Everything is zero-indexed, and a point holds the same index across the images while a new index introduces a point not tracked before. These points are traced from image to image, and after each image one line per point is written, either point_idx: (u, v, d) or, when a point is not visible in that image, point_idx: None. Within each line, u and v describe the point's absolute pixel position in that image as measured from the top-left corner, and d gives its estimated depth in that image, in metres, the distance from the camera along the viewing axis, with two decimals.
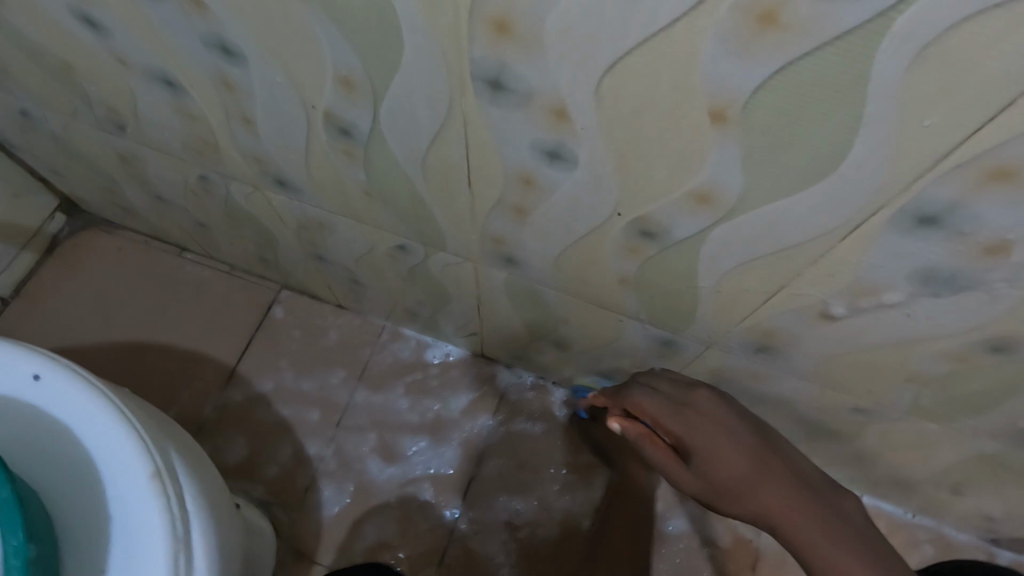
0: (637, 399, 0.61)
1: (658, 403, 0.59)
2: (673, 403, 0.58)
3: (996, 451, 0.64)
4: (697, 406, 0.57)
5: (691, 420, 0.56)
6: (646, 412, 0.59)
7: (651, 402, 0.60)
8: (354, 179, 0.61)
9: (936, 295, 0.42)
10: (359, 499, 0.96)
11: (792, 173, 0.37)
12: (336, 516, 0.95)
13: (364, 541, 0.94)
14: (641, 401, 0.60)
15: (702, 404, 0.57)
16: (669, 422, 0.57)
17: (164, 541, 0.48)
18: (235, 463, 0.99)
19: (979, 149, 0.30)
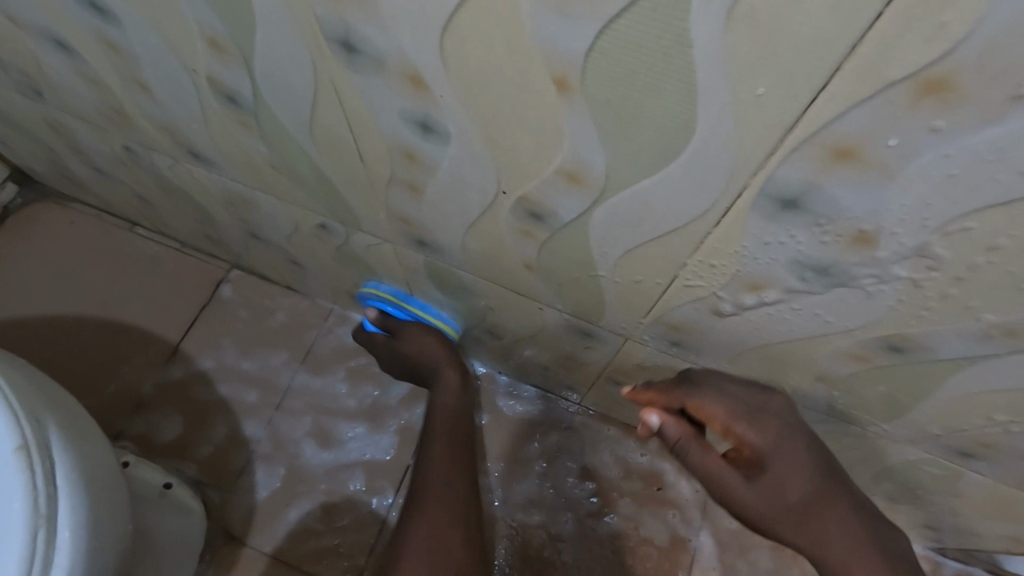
0: (709, 404, 0.55)
1: (731, 408, 0.54)
2: (748, 409, 0.55)
3: (918, 457, 0.61)
4: (766, 422, 0.54)
5: (763, 431, 0.54)
6: (714, 418, 0.55)
7: (727, 408, 0.55)
8: (257, 152, 0.59)
9: (814, 286, 0.40)
10: (293, 482, 0.97)
11: (648, 150, 0.34)
12: (269, 497, 0.95)
13: (296, 524, 0.94)
14: (714, 406, 0.55)
15: (775, 423, 0.54)
16: (744, 431, 0.54)
17: (24, 515, 0.47)
18: (171, 441, 0.99)
19: (816, 124, 0.28)
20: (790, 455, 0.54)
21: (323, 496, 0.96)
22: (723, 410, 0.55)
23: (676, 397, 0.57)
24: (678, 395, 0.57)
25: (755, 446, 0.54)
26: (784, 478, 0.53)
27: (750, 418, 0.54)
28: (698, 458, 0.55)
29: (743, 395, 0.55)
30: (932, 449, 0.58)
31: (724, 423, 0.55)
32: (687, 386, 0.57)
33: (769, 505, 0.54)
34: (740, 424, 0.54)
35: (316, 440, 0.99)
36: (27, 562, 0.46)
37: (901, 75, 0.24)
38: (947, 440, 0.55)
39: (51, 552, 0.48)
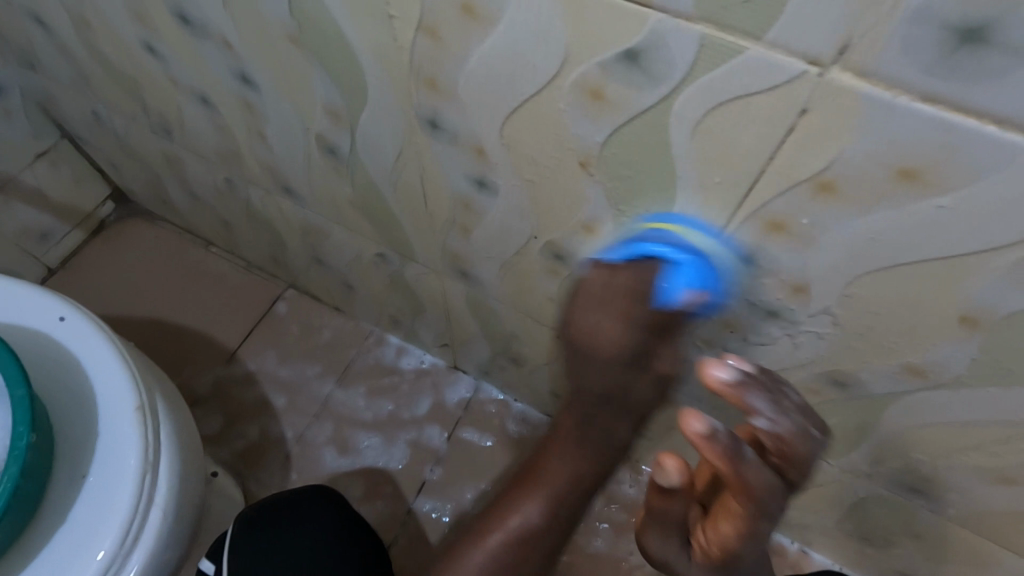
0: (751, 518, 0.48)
1: (755, 519, 0.48)
2: (756, 539, 0.50)
3: (880, 494, 0.69)
4: (756, 544, 0.51)
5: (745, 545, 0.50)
6: (727, 533, 0.50)
7: (747, 532, 0.49)
8: (341, 192, 0.74)
9: (771, 326, 0.51)
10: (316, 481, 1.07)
11: (645, 216, 0.47)
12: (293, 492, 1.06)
13: None
14: (737, 534, 0.49)
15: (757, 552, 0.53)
16: (735, 552, 0.51)
17: (136, 461, 0.59)
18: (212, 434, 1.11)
19: (757, 205, 0.40)
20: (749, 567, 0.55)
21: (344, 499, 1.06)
22: (751, 539, 0.50)
23: (744, 497, 0.46)
24: (748, 501, 0.46)
25: (724, 558, 0.52)
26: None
27: (748, 548, 0.51)
28: (665, 528, 0.54)
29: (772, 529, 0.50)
30: (887, 485, 0.67)
31: (727, 539, 0.50)
32: (769, 496, 0.46)
33: (680, 575, 0.58)
34: (735, 548, 0.51)
35: (341, 445, 1.10)
36: (135, 500, 0.58)
37: (804, 177, 0.36)
38: (901, 476, 0.64)
39: (152, 494, 0.59)
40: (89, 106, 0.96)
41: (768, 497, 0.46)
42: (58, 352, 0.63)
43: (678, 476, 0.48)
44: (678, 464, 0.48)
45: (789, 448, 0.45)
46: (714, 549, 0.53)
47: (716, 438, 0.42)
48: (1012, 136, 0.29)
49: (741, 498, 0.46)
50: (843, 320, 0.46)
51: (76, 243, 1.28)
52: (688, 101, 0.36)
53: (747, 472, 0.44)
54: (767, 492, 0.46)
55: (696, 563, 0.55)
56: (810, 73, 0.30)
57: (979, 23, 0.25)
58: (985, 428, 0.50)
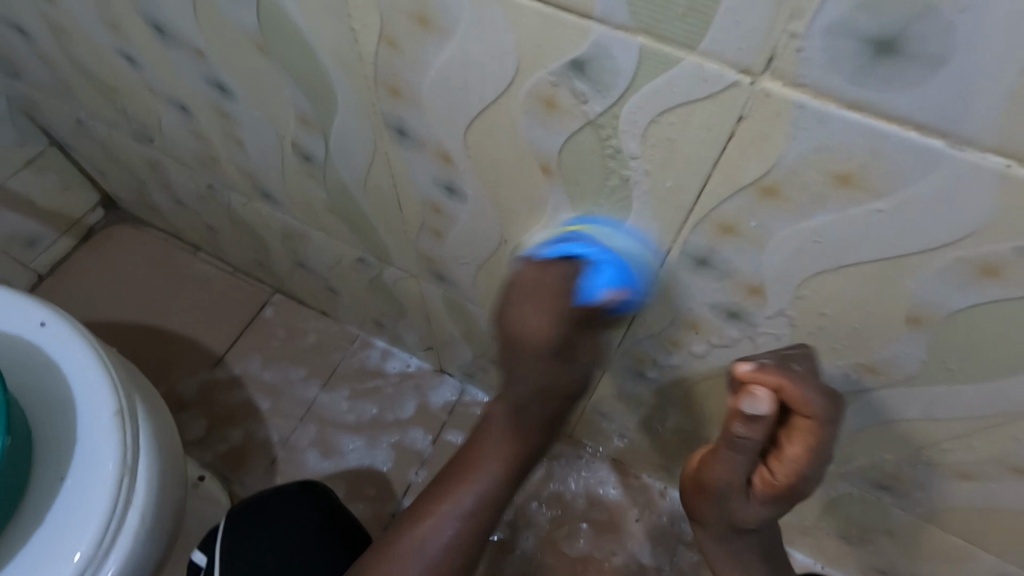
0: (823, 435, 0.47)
1: (827, 433, 0.47)
2: (825, 457, 0.48)
3: (851, 491, 0.70)
4: (823, 465, 0.49)
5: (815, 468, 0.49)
6: (798, 453, 0.48)
7: (819, 450, 0.47)
8: (319, 197, 0.75)
9: (732, 327, 0.52)
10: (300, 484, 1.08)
11: (604, 218, 0.48)
12: None
13: None
14: (810, 450, 0.47)
15: (820, 479, 0.50)
16: (808, 477, 0.49)
17: (114, 466, 0.59)
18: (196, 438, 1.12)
19: (707, 209, 0.41)
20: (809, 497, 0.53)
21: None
22: (823, 456, 0.48)
23: (812, 405, 0.45)
24: (818, 408, 0.45)
25: (794, 486, 0.50)
26: (774, 512, 0.54)
27: (819, 467, 0.48)
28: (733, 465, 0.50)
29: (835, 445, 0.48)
30: (856, 482, 0.68)
31: (798, 463, 0.48)
32: (830, 409, 0.46)
33: (733, 516, 0.56)
34: (810, 473, 0.49)
35: (325, 449, 1.11)
36: (113, 503, 0.58)
37: (748, 182, 0.38)
38: (868, 474, 0.65)
39: (130, 498, 0.60)
40: (73, 113, 0.97)
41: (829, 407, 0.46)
42: (36, 357, 0.64)
43: (772, 404, 0.43)
44: (770, 394, 0.44)
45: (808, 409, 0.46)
46: (782, 475, 0.50)
47: (768, 373, 0.45)
48: (934, 142, 0.30)
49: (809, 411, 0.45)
50: (798, 320, 0.47)
51: (64, 249, 1.29)
52: (634, 109, 0.37)
53: (806, 386, 0.45)
54: (827, 395, 0.46)
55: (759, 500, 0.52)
56: (743, 82, 0.32)
57: (893, 35, 0.27)
58: (940, 425, 0.51)
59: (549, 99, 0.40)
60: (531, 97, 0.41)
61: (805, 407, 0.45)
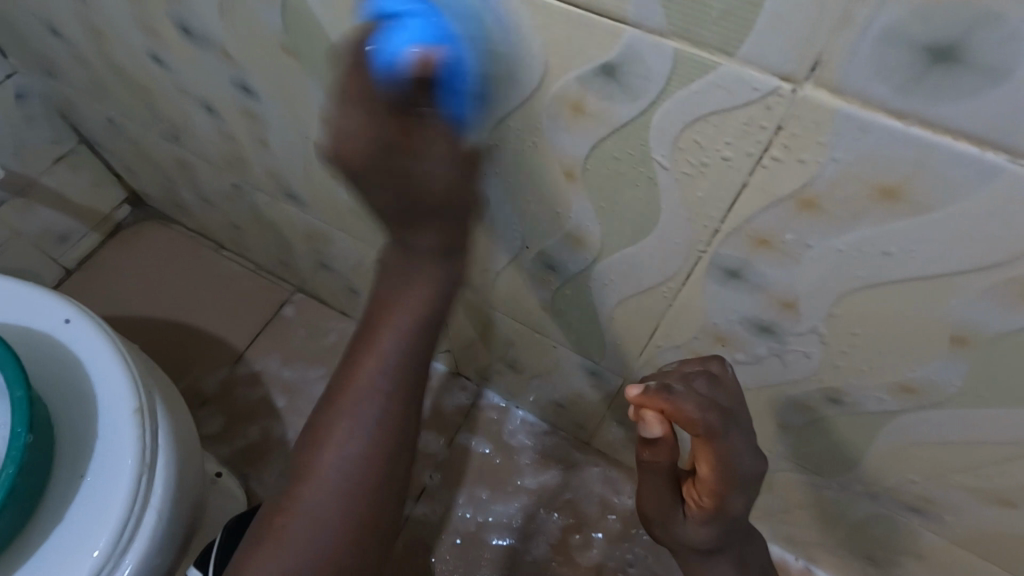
0: (729, 447, 0.50)
1: (730, 447, 0.50)
2: (736, 472, 0.51)
3: (878, 512, 0.68)
4: (743, 475, 0.52)
5: (735, 481, 0.52)
6: (706, 470, 0.51)
7: (726, 462, 0.51)
8: (341, 199, 0.75)
9: (759, 341, 0.51)
10: None
11: (630, 228, 0.47)
12: None
13: None
14: (713, 466, 0.51)
15: (745, 494, 0.53)
16: (722, 492, 0.52)
17: (133, 463, 0.60)
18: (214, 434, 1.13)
19: (739, 220, 0.40)
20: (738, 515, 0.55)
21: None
22: (729, 469, 0.51)
23: (697, 425, 0.49)
24: (703, 426, 0.49)
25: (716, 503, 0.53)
26: (715, 530, 0.56)
27: (731, 480, 0.51)
28: (660, 484, 0.54)
29: (742, 458, 0.51)
30: (884, 502, 0.65)
31: (709, 478, 0.52)
32: (721, 420, 0.49)
33: (682, 539, 0.58)
34: (726, 487, 0.52)
35: None
36: (131, 500, 0.59)
37: (785, 193, 0.36)
38: (897, 495, 0.63)
39: (148, 494, 0.61)
40: (105, 112, 0.98)
41: (721, 421, 0.50)
42: (63, 352, 0.65)
43: (663, 425, 0.49)
44: (658, 417, 0.49)
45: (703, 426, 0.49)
46: (702, 492, 0.53)
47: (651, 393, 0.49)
48: (991, 156, 0.28)
49: (699, 430, 0.49)
50: (830, 337, 0.46)
51: (93, 244, 1.31)
52: (666, 118, 0.36)
53: (688, 403, 0.48)
54: (712, 413, 0.49)
55: (695, 519, 0.55)
56: (783, 89, 0.30)
57: (951, 42, 0.25)
58: (977, 449, 0.49)
59: (576, 106, 0.39)
60: (558, 103, 0.40)
61: (691, 425, 0.48)
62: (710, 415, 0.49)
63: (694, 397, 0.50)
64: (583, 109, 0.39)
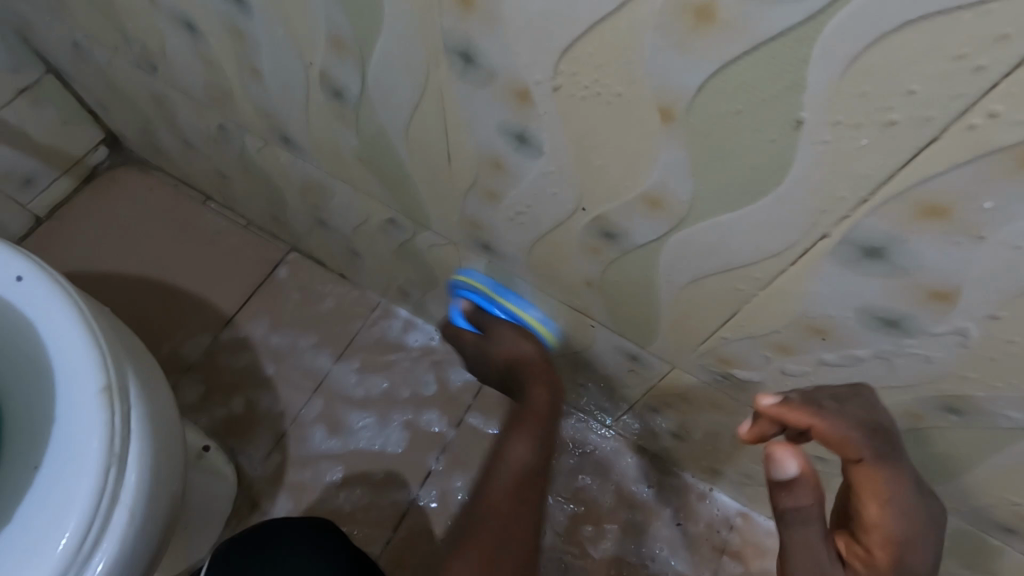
0: (893, 483, 0.46)
1: (904, 489, 0.47)
2: (913, 507, 0.47)
3: (959, 528, 0.59)
4: (915, 518, 0.47)
5: (910, 523, 0.47)
6: (872, 507, 0.47)
7: (897, 499, 0.47)
8: (347, 145, 0.63)
9: (877, 337, 0.41)
10: (303, 463, 0.97)
11: (738, 185, 0.36)
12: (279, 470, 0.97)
13: (304, 502, 0.95)
14: (884, 502, 0.47)
15: (922, 541, 0.47)
16: (895, 532, 0.47)
17: (98, 453, 0.50)
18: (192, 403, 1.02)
19: (911, 180, 0.29)
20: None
21: (333, 483, 0.96)
22: (903, 498, 0.47)
23: (854, 446, 0.45)
24: (868, 454, 0.46)
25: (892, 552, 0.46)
26: None
27: (906, 520, 0.47)
28: (818, 529, 0.48)
29: (913, 494, 0.47)
30: (973, 518, 0.56)
31: (878, 519, 0.47)
32: (889, 448, 0.46)
33: None
34: (903, 529, 0.47)
35: (332, 425, 1.00)
36: (97, 495, 0.49)
37: (1004, 141, 0.26)
38: (990, 513, 0.54)
39: (117, 491, 0.51)
40: (68, 35, 0.84)
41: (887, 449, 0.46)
42: (15, 317, 0.55)
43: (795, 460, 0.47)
44: (792, 452, 0.48)
45: (858, 454, 0.45)
46: (875, 541, 0.47)
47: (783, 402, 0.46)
48: None
49: (856, 458, 0.46)
50: (975, 344, 0.37)
51: (64, 190, 1.18)
52: (852, 23, 0.25)
53: (839, 422, 0.44)
54: (872, 435, 0.45)
55: None
56: None
57: None
58: None
59: (703, 8, 0.28)
60: (675, 5, 0.28)
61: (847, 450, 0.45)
62: (872, 444, 0.46)
63: (851, 415, 0.45)
64: (713, 14, 0.28)
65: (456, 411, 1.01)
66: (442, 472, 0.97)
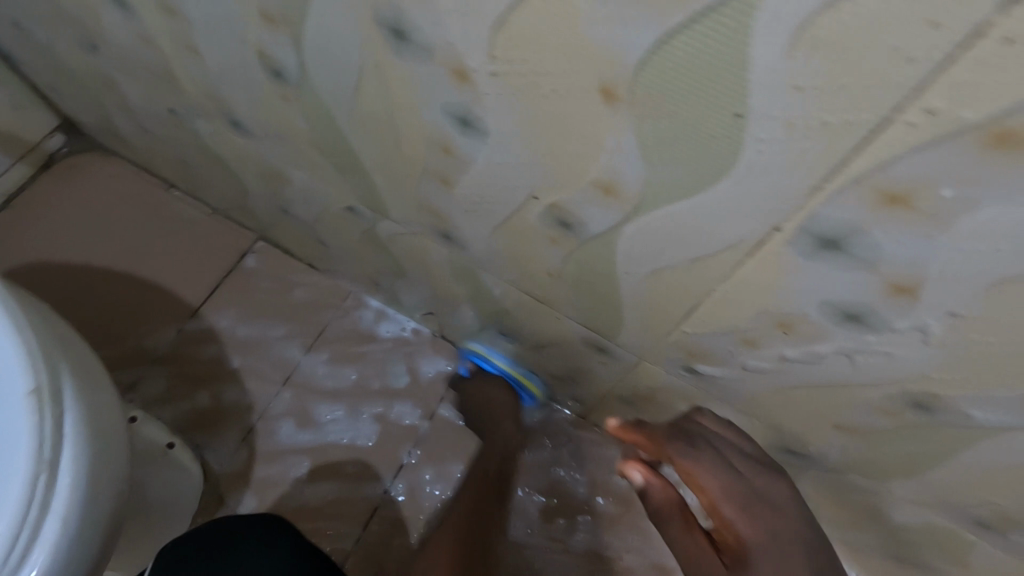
0: (694, 462, 0.51)
1: (717, 467, 0.50)
2: (735, 486, 0.49)
3: (935, 523, 0.58)
4: (722, 485, 0.49)
5: (735, 496, 0.49)
6: (694, 482, 0.51)
7: (710, 467, 0.51)
8: (296, 128, 0.59)
9: (842, 332, 0.38)
10: (272, 458, 0.95)
11: (690, 171, 0.33)
12: (247, 465, 0.94)
13: (272, 498, 0.93)
14: (697, 470, 0.51)
15: (762, 510, 0.47)
16: (732, 514, 0.48)
17: (27, 460, 0.48)
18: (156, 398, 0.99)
19: (866, 166, 0.27)
20: (778, 571, 0.44)
21: (302, 478, 0.93)
22: (711, 479, 0.50)
23: (658, 441, 0.55)
24: (668, 448, 0.54)
25: (736, 532, 0.47)
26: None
27: (729, 486, 0.49)
28: (677, 528, 0.52)
29: (727, 468, 0.51)
30: (950, 516, 0.55)
31: (706, 492, 0.50)
32: (683, 434, 0.55)
33: None
34: (726, 498, 0.49)
35: (302, 419, 0.97)
36: (24, 505, 0.47)
37: (966, 123, 0.23)
38: (964, 508, 0.52)
39: (48, 499, 0.48)
40: (8, 13, 0.79)
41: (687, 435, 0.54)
42: None
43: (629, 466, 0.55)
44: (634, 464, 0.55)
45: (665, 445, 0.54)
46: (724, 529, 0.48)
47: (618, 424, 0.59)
48: None
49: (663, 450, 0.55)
50: (940, 341, 0.34)
51: (20, 178, 1.13)
52: None
53: (653, 429, 0.56)
54: (674, 432, 0.55)
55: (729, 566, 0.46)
56: None
57: None
58: None
59: None
60: None
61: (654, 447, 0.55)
62: (672, 436, 0.55)
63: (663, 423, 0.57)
64: None
65: (428, 403, 0.99)
66: (415, 465, 0.95)
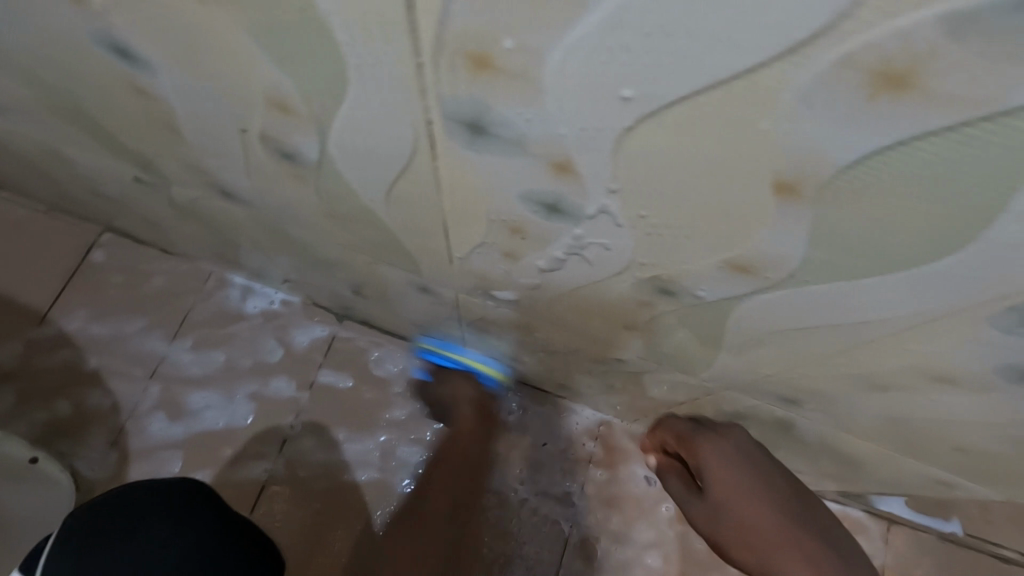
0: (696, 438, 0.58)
1: (705, 439, 0.57)
2: (724, 448, 0.56)
3: (756, 405, 0.58)
4: (716, 451, 0.56)
5: (719, 461, 0.55)
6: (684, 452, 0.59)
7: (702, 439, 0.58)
8: (20, 93, 0.53)
9: (554, 226, 0.36)
10: (145, 454, 0.91)
11: (316, 66, 0.29)
12: (120, 466, 0.90)
13: None
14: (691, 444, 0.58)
15: (742, 468, 0.54)
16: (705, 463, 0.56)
17: None
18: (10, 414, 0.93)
19: (430, 20, 0.23)
20: (745, 502, 0.52)
21: (177, 471, 0.90)
22: (701, 445, 0.57)
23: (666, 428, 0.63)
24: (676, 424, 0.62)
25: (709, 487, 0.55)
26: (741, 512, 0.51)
27: (716, 451, 0.56)
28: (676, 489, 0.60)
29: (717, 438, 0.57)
30: (758, 398, 0.55)
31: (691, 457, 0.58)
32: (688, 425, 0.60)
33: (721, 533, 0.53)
34: (709, 460, 0.56)
35: (172, 410, 0.93)
36: None
37: None
38: (767, 386, 0.53)
39: None
40: None
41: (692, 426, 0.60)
42: None
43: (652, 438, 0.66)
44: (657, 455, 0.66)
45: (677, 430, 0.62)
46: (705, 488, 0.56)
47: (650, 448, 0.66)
48: None
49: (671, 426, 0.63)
50: (625, 220, 0.33)
51: None
52: None
53: (675, 421, 0.64)
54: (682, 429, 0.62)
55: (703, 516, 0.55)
56: None
57: None
58: (845, 331, 0.38)
59: None
60: None
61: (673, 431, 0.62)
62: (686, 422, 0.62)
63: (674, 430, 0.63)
64: None
65: (306, 372, 0.96)
66: (298, 436, 0.93)
